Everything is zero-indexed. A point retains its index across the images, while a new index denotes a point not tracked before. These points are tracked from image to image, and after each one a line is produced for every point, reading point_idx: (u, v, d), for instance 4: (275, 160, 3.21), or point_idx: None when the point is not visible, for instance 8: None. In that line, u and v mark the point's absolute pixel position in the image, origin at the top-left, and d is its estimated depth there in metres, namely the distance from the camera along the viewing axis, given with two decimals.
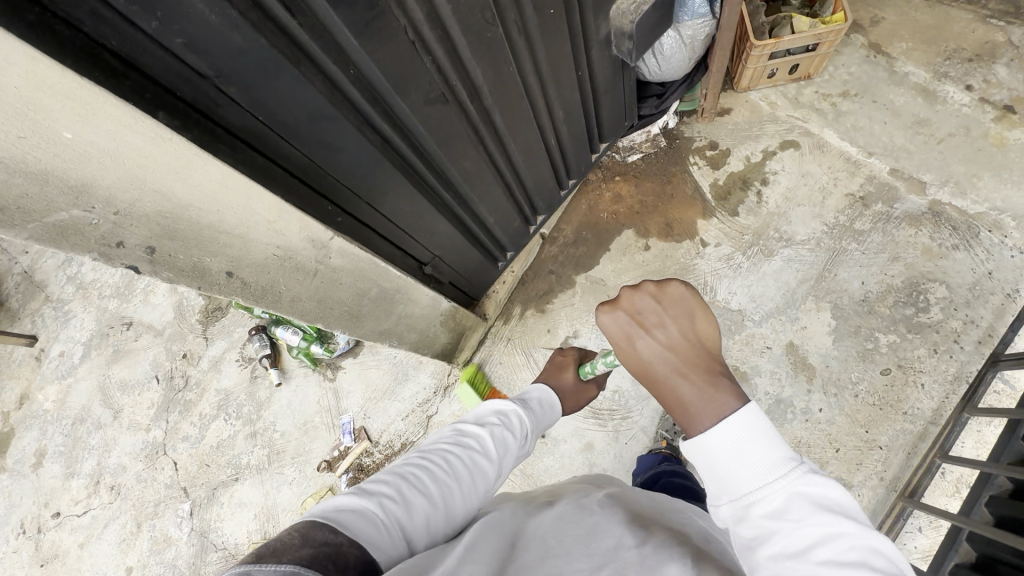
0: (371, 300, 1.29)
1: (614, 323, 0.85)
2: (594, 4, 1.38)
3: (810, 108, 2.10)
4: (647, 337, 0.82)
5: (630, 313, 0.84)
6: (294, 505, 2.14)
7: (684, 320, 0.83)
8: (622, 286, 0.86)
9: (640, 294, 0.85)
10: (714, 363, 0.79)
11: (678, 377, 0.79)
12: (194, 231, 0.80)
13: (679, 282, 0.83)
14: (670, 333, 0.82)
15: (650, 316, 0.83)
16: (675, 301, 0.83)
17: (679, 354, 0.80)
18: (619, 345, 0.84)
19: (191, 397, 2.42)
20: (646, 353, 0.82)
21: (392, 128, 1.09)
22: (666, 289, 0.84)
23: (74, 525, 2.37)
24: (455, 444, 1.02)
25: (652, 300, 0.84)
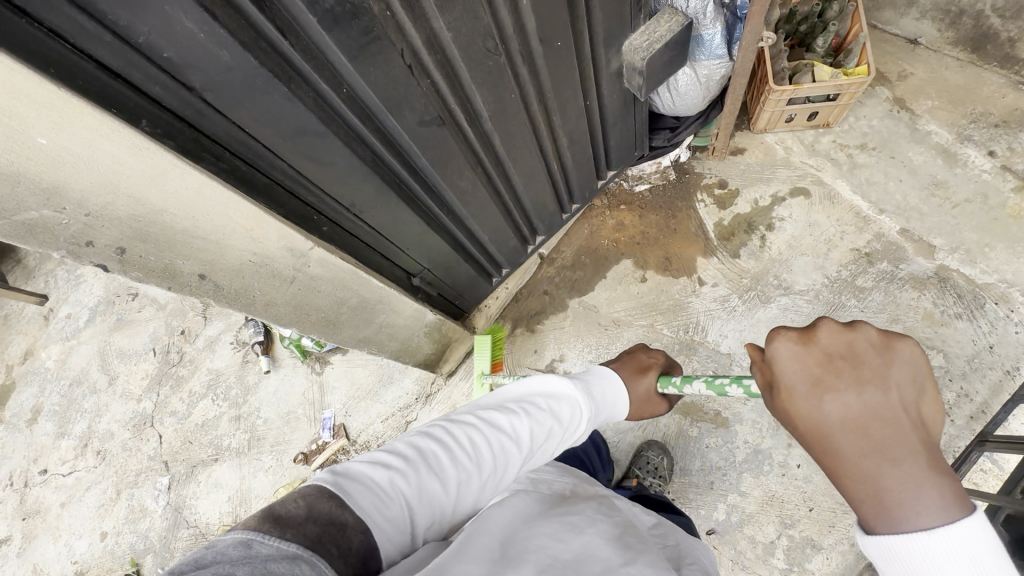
0: (351, 308, 1.31)
1: (806, 365, 0.76)
2: (604, 39, 1.39)
3: (826, 157, 2.07)
4: (845, 388, 0.73)
5: (826, 355, 0.76)
6: (267, 493, 2.17)
7: (898, 384, 0.73)
8: (831, 326, 0.77)
9: (850, 338, 0.76)
10: (923, 441, 0.70)
11: (870, 448, 0.70)
12: (167, 235, 0.82)
13: (908, 343, 0.74)
14: (878, 392, 0.73)
15: (858, 365, 0.74)
16: (898, 363, 0.74)
17: (881, 417, 0.71)
18: (799, 388, 0.77)
19: (183, 373, 2.48)
20: (836, 409, 0.73)
21: (384, 145, 1.11)
22: (888, 347, 0.75)
23: (58, 484, 2.44)
24: (488, 420, 0.99)
25: (864, 350, 0.75)
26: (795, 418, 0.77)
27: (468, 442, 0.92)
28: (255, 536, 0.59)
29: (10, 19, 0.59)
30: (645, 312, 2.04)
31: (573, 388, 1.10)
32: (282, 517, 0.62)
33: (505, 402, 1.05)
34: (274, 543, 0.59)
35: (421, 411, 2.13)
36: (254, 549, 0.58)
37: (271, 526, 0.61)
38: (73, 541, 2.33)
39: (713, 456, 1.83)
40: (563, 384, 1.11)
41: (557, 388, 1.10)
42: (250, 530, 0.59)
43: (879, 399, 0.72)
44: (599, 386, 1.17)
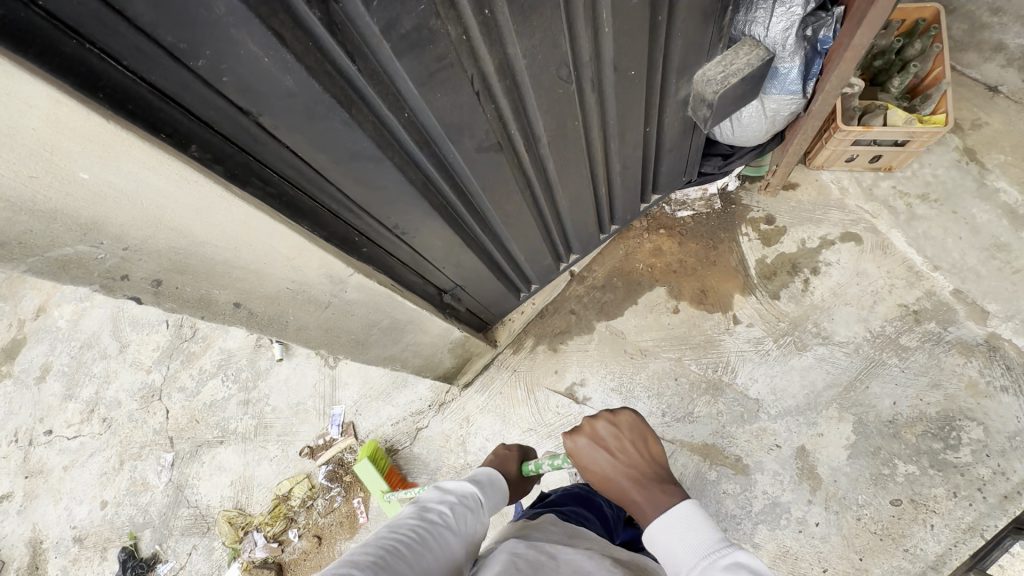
0: (381, 329, 1.25)
1: (581, 447, 0.98)
2: (678, 66, 1.29)
3: (883, 204, 1.97)
4: (611, 458, 0.95)
5: (591, 439, 0.99)
6: (269, 483, 2.15)
7: (639, 440, 0.97)
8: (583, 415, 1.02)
9: (602, 420, 1.00)
10: (660, 471, 0.93)
11: (633, 489, 0.91)
12: (206, 266, 0.77)
13: (630, 411, 1.00)
14: (630, 451, 0.96)
15: (612, 438, 0.98)
16: (627, 425, 0.99)
17: (636, 467, 0.93)
18: (586, 465, 0.98)
19: (195, 349, 2.45)
20: (611, 474, 0.94)
21: (437, 171, 1.03)
22: (619, 415, 1.00)
23: (62, 446, 2.44)
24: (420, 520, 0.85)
25: (612, 426, 0.99)
26: (593, 483, 0.98)
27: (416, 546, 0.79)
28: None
29: (61, 42, 0.52)
30: (673, 344, 1.97)
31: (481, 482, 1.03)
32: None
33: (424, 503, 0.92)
34: None
35: (432, 418, 2.09)
36: None
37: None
38: (73, 506, 2.33)
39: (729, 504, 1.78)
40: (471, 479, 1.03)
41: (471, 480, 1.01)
42: None
43: (631, 457, 0.95)
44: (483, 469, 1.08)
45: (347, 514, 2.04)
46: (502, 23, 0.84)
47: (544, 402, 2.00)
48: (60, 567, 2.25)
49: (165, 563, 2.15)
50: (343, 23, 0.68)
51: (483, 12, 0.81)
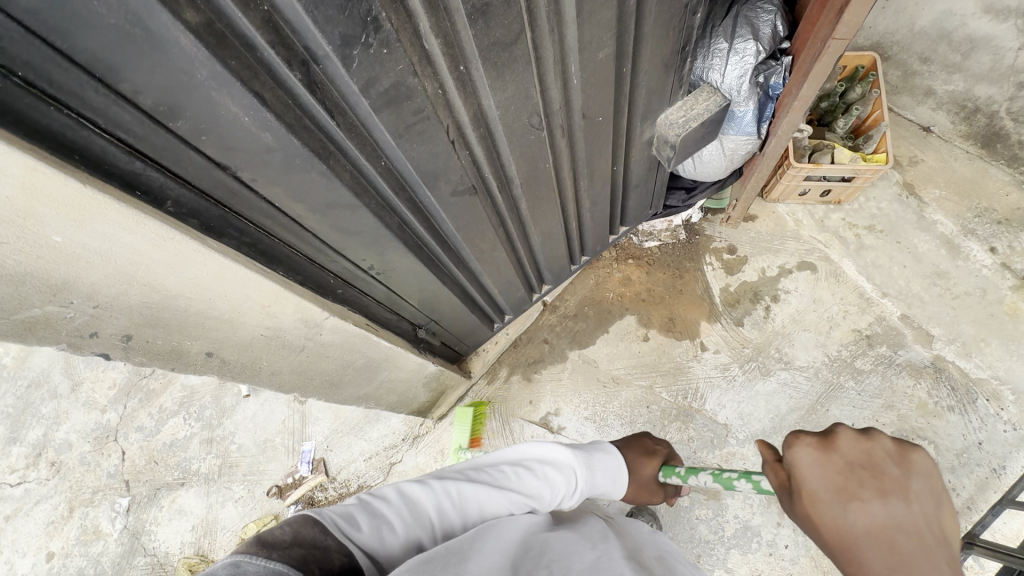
0: (356, 368, 1.24)
1: (825, 470, 0.70)
2: (643, 111, 1.36)
3: (834, 235, 2.09)
4: (868, 503, 0.67)
5: (849, 464, 0.69)
6: (234, 526, 2.06)
7: (925, 501, 0.67)
8: (847, 428, 0.72)
9: (872, 446, 0.70)
10: (940, 552, 0.64)
11: (881, 556, 0.65)
12: (178, 318, 0.76)
13: (926, 452, 0.69)
14: (907, 510, 0.66)
15: (885, 479, 0.68)
16: (917, 473, 0.68)
17: (902, 542, 0.65)
18: (815, 493, 0.71)
19: (155, 386, 2.36)
20: (858, 519, 0.67)
21: (412, 213, 1.05)
22: (907, 453, 0.70)
23: (4, 494, 2.29)
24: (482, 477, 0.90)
25: (888, 463, 0.69)
26: (814, 520, 0.71)
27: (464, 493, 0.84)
28: (244, 556, 0.55)
29: (37, 107, 0.53)
30: (644, 371, 2.01)
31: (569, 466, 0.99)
32: (270, 541, 0.58)
33: (494, 466, 0.95)
34: (262, 563, 0.55)
35: (406, 452, 2.06)
36: (243, 568, 0.54)
37: (261, 548, 0.56)
38: (15, 560, 2.17)
39: (702, 528, 1.82)
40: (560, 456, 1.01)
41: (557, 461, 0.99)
42: (238, 551, 0.55)
43: (902, 517, 0.66)
44: (597, 465, 1.05)
45: None
46: (477, 78, 0.88)
47: (519, 433, 2.00)
48: None
49: None
50: (323, 82, 0.70)
51: (458, 69, 0.84)
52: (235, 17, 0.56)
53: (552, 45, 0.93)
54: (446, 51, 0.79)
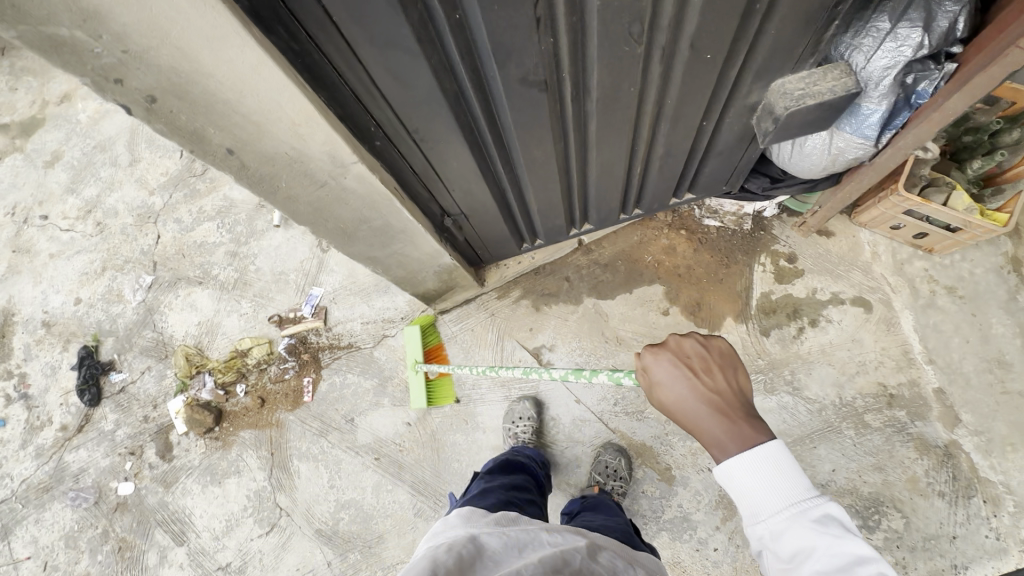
0: (371, 228, 1.24)
1: (662, 364, 0.97)
2: (758, 68, 1.20)
3: (908, 282, 1.90)
4: (698, 384, 0.93)
5: (677, 356, 0.97)
6: (233, 336, 2.22)
7: (729, 369, 0.96)
8: (670, 333, 1.00)
9: (690, 341, 0.99)
10: (743, 402, 0.92)
11: (714, 416, 0.90)
12: (206, 100, 0.74)
13: (724, 339, 0.99)
14: (715, 378, 0.94)
15: (699, 361, 0.96)
16: (719, 351, 0.98)
17: (718, 395, 0.92)
18: (662, 384, 0.96)
19: (201, 187, 2.47)
20: (695, 397, 0.92)
21: (472, 87, 0.99)
22: (712, 339, 0.99)
23: (54, 234, 2.51)
24: None
25: (702, 349, 0.98)
26: (664, 403, 0.96)
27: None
28: None
29: None
30: (650, 343, 1.97)
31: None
32: None
33: None
34: None
35: (400, 330, 2.12)
36: None
37: None
38: (49, 293, 2.43)
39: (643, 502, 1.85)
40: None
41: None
42: None
43: (711, 385, 0.93)
44: None
45: (294, 389, 2.11)
46: None
47: (509, 353, 2.04)
48: (24, 342, 2.37)
49: (118, 373, 2.25)
50: None
51: None
52: None
53: None
54: None
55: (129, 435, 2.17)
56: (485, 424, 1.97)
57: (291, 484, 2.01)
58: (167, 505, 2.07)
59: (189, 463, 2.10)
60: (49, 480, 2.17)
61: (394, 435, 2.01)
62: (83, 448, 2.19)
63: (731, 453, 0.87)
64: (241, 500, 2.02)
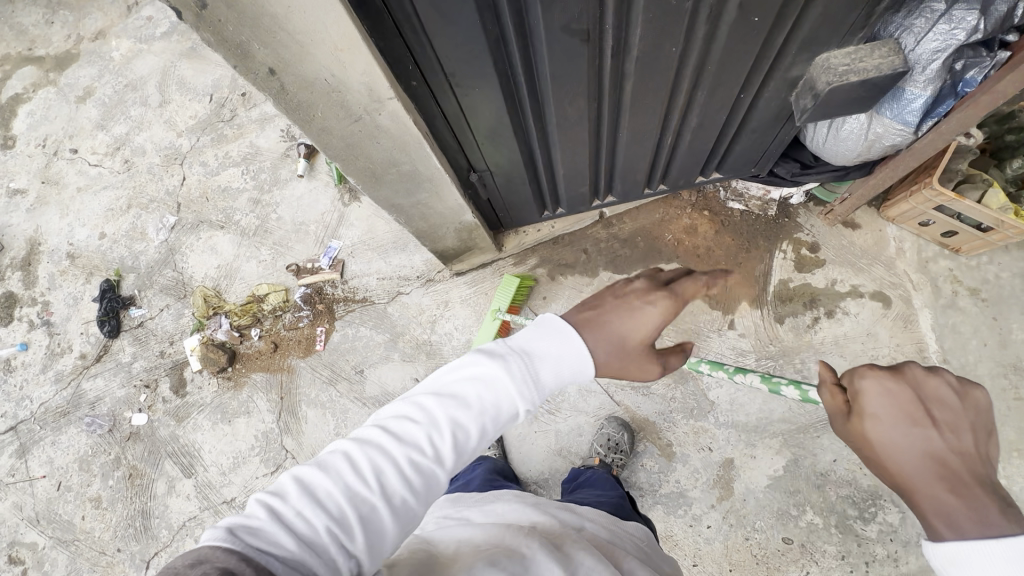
0: (399, 173, 1.24)
1: (886, 395, 0.78)
2: (805, 39, 1.18)
3: (930, 281, 1.87)
4: (927, 433, 0.75)
5: (914, 390, 0.78)
6: (250, 281, 2.26)
7: (975, 426, 0.76)
8: (914, 362, 0.80)
9: (936, 378, 0.78)
10: (981, 470, 0.72)
11: (937, 480, 0.72)
12: (254, 12, 0.74)
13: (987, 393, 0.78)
14: (959, 435, 0.75)
15: (938, 407, 0.76)
16: (971, 405, 0.78)
17: (946, 450, 0.73)
18: (874, 415, 0.78)
19: (228, 132, 2.48)
20: (917, 442, 0.75)
21: (515, 33, 0.99)
22: (968, 389, 0.78)
23: (82, 169, 2.55)
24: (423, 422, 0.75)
25: (950, 395, 0.77)
26: (869, 441, 0.79)
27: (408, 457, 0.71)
28: None
29: None
30: None
31: (517, 352, 0.79)
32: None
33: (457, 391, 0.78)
34: None
35: (415, 289, 2.14)
36: None
37: None
38: (75, 225, 2.47)
39: (641, 475, 1.88)
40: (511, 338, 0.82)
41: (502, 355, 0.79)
42: None
43: (950, 443, 0.74)
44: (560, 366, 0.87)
45: (307, 337, 2.15)
46: None
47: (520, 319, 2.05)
48: (48, 271, 2.43)
49: (138, 308, 2.31)
50: None
51: None
52: None
53: None
54: None
55: (145, 368, 2.23)
56: None
57: (298, 428, 2.06)
58: (177, 439, 2.13)
59: (201, 400, 2.15)
60: (66, 405, 2.24)
61: (401, 389, 2.04)
62: (100, 377, 2.25)
63: (951, 525, 0.69)
64: (249, 440, 2.08)
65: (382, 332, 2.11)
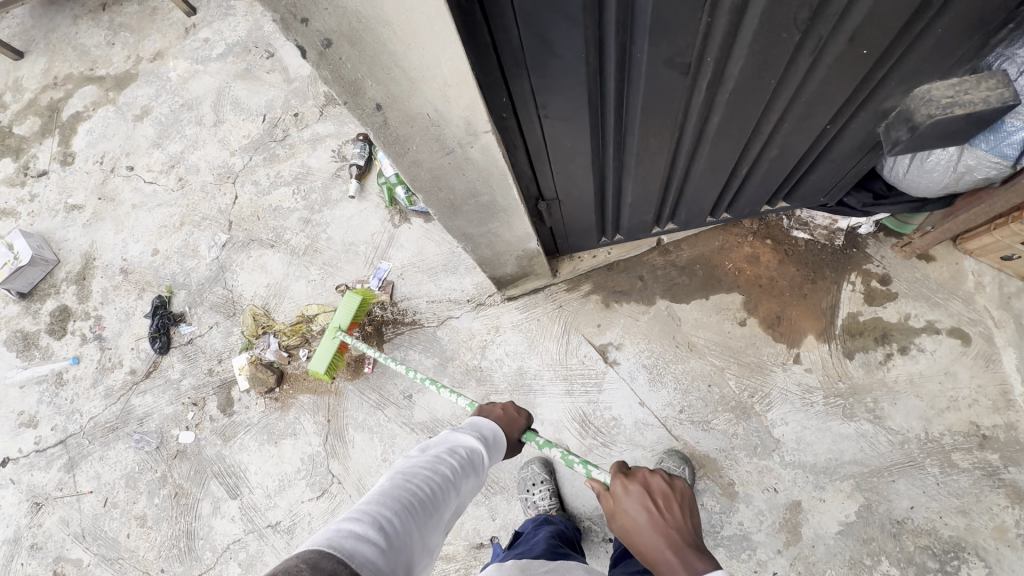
0: (477, 203, 1.22)
1: (633, 496, 0.94)
2: (906, 72, 1.13)
3: (1014, 318, 1.77)
4: (657, 512, 0.90)
5: (642, 484, 0.95)
6: (299, 301, 2.25)
7: (688, 510, 0.93)
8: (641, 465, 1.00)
9: (652, 478, 0.97)
10: (692, 533, 0.88)
11: (667, 546, 0.85)
12: (376, 50, 0.72)
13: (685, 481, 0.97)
14: (675, 513, 0.91)
15: (661, 497, 0.93)
16: (675, 491, 0.95)
17: (664, 520, 0.89)
18: (630, 514, 0.93)
19: (279, 152, 2.51)
20: (647, 519, 0.90)
21: (615, 64, 0.96)
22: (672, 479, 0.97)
23: (138, 186, 2.60)
24: (435, 467, 0.96)
25: (663, 486, 0.95)
26: (629, 536, 0.91)
27: (422, 488, 0.89)
28: None
29: None
30: (722, 352, 1.90)
31: (478, 433, 1.11)
32: None
33: (443, 447, 1.03)
34: None
35: (465, 313, 2.11)
36: None
37: None
38: (129, 241, 2.51)
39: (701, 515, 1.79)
40: (463, 428, 1.12)
41: (469, 436, 1.08)
42: None
43: (667, 515, 0.90)
44: (493, 432, 1.16)
45: (356, 359, 2.13)
46: None
47: (574, 347, 1.99)
48: (102, 286, 2.46)
49: (188, 325, 2.32)
50: None
51: None
52: None
53: None
54: None
55: (194, 386, 2.23)
56: (542, 417, 1.93)
57: (344, 452, 2.02)
58: (223, 458, 2.11)
59: (247, 420, 2.14)
60: (115, 420, 2.25)
61: (449, 416, 2.00)
62: (149, 393, 2.26)
63: None
64: (295, 463, 2.05)
65: (432, 358, 2.07)
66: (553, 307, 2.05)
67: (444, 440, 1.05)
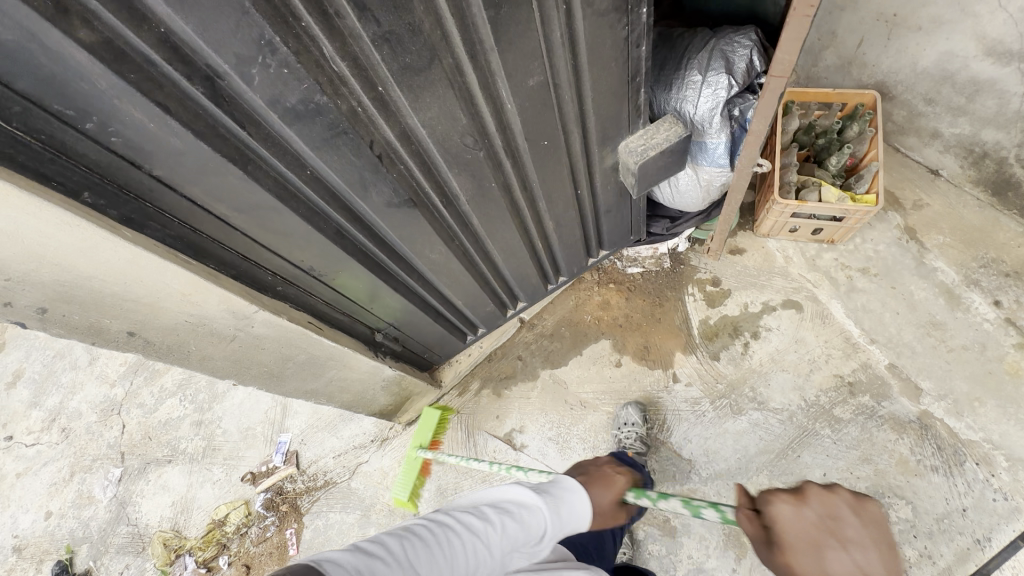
0: (298, 363, 1.33)
1: (796, 520, 0.77)
2: (600, 138, 1.37)
3: (825, 275, 2.02)
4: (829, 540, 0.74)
5: (819, 513, 0.76)
6: (208, 507, 2.17)
7: (885, 546, 0.73)
8: (811, 481, 0.80)
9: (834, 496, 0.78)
10: None
11: None
12: (92, 297, 0.87)
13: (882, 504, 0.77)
14: (868, 555, 0.72)
15: (833, 522, 0.75)
16: (873, 521, 0.76)
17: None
18: (791, 545, 0.76)
19: (159, 366, 2.52)
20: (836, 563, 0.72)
21: (347, 221, 1.11)
22: (865, 504, 0.77)
23: (19, 453, 2.49)
24: (465, 521, 0.89)
25: (847, 511, 0.76)
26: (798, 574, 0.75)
27: (442, 548, 0.83)
28: None
29: None
30: (612, 398, 1.99)
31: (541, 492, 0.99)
32: None
33: (487, 499, 0.96)
34: None
35: (373, 454, 2.11)
36: None
37: None
38: (19, 514, 2.36)
39: (653, 565, 1.76)
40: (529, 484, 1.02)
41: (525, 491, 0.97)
42: None
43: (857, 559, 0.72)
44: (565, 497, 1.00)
45: (279, 545, 2.05)
46: (397, 100, 0.94)
47: (482, 447, 2.03)
48: None
49: None
50: (230, 96, 0.78)
51: (376, 90, 0.90)
52: (131, 38, 0.66)
53: (475, 72, 0.98)
54: (358, 73, 0.85)
55: None
56: None
57: None
58: None
59: None
60: None
61: None
62: None
63: None
64: None
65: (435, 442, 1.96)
66: (452, 415, 2.10)
67: (493, 496, 0.97)
